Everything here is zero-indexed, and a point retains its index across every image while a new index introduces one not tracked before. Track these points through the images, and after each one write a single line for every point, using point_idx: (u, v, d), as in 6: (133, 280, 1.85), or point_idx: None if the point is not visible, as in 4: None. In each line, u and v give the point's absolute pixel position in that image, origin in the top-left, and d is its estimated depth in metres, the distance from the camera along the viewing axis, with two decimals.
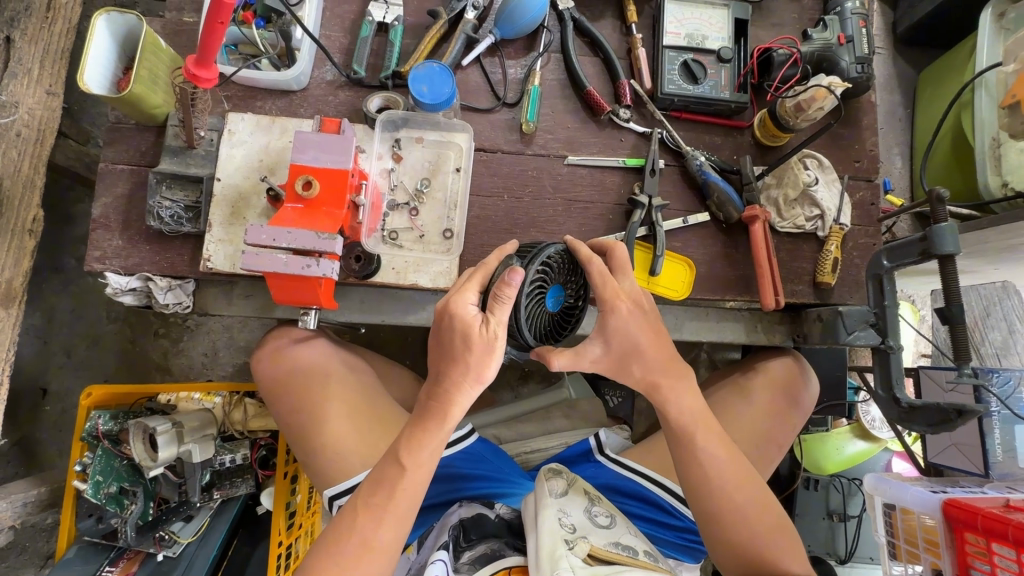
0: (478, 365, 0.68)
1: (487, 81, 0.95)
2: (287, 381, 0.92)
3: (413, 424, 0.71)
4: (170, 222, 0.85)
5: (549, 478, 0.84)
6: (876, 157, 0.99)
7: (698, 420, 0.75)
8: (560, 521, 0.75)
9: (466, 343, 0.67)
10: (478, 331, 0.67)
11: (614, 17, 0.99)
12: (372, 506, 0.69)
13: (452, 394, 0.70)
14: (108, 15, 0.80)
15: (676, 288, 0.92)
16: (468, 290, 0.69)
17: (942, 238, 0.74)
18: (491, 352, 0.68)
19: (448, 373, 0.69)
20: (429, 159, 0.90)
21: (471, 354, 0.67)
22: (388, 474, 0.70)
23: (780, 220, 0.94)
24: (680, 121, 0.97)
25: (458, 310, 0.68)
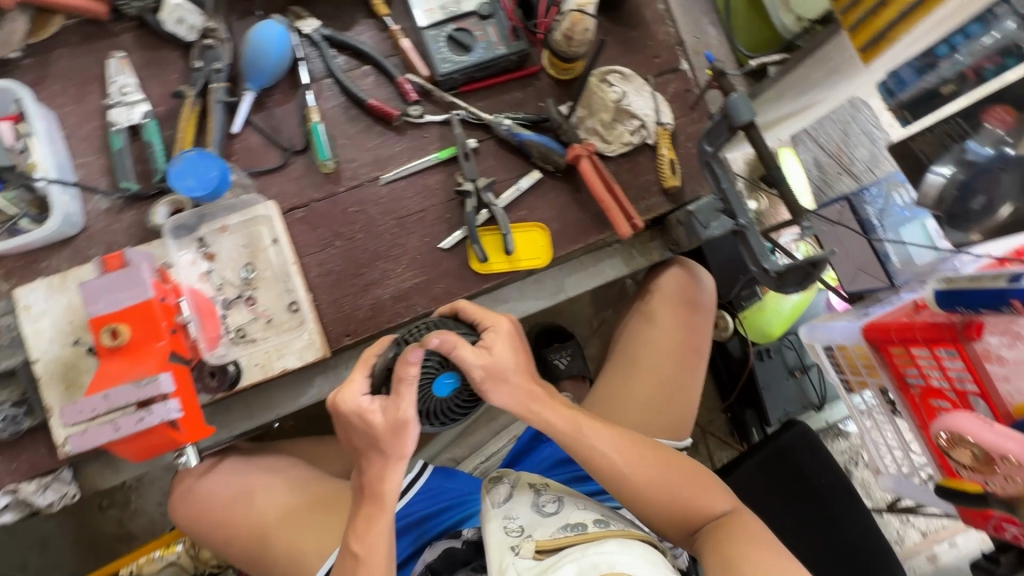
0: (393, 447, 0.69)
1: (267, 138, 0.89)
2: (209, 513, 0.88)
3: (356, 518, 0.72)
4: (7, 426, 0.79)
5: (492, 488, 0.85)
6: (672, 46, 0.97)
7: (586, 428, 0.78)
8: (508, 529, 0.78)
9: (374, 433, 0.68)
10: (383, 422, 0.67)
11: (367, 18, 0.93)
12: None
13: (382, 476, 0.70)
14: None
15: (537, 256, 0.90)
16: (356, 382, 0.68)
17: (737, 109, 0.74)
18: (405, 429, 0.67)
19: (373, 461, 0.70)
20: (243, 242, 0.85)
21: (384, 440, 0.68)
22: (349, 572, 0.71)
23: (607, 146, 0.93)
24: (473, 93, 0.93)
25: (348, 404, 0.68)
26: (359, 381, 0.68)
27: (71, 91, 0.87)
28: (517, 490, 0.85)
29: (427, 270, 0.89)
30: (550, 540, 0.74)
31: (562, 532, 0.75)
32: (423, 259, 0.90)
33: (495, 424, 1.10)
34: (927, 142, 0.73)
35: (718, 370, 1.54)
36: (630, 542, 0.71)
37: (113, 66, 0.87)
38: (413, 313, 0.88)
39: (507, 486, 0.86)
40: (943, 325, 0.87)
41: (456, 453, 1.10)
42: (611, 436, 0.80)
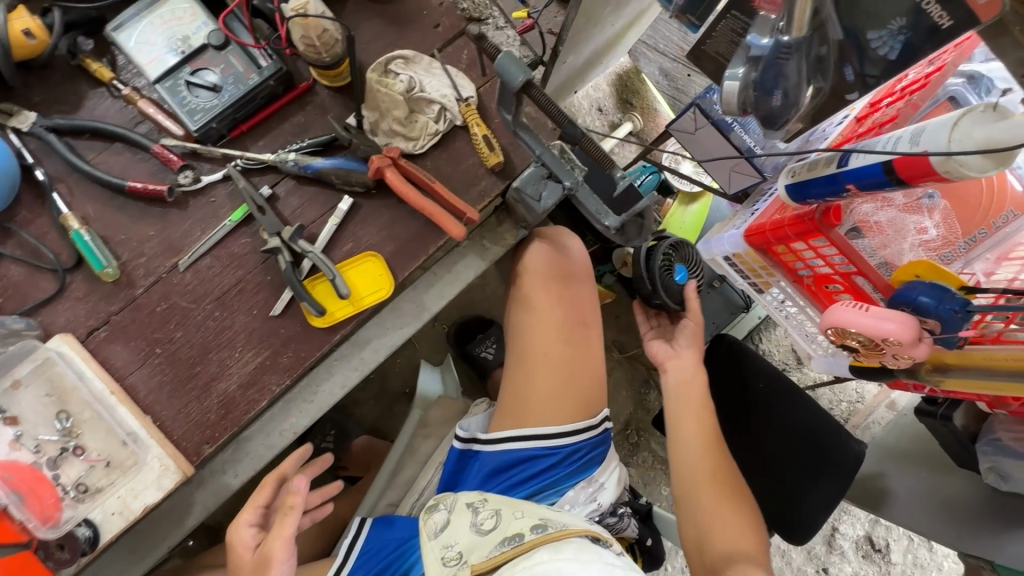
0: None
1: (30, 264, 0.76)
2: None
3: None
4: None
5: (429, 516, 0.85)
6: (451, 7, 0.87)
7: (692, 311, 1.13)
8: (447, 559, 0.78)
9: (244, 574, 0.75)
10: (252, 560, 0.76)
11: (94, 88, 0.80)
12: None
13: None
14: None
15: (379, 286, 0.82)
16: (247, 514, 0.79)
17: (510, 72, 0.65)
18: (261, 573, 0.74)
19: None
20: (46, 391, 0.75)
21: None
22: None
23: (414, 143, 0.83)
24: (247, 135, 0.81)
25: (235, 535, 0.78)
26: (251, 514, 0.79)
27: None
28: (454, 515, 0.84)
29: (267, 344, 0.81)
30: (484, 561, 0.76)
31: (499, 549, 0.77)
32: (259, 333, 0.80)
33: (421, 455, 1.05)
34: (717, 43, 0.73)
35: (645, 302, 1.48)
36: (562, 544, 0.74)
37: None
38: (268, 394, 0.80)
39: (444, 512, 0.85)
40: (806, 216, 0.83)
41: (393, 499, 1.05)
42: (688, 335, 1.11)
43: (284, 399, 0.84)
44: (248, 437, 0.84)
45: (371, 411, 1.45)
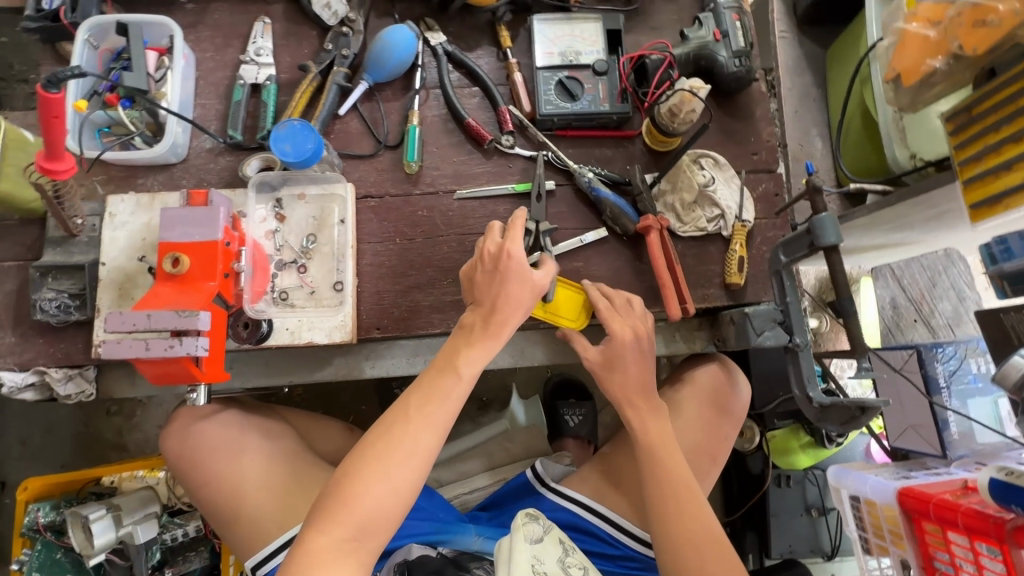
0: (516, 304, 0.75)
1: (366, 127, 0.94)
2: (200, 456, 0.89)
3: (427, 381, 0.71)
4: (56, 313, 0.84)
5: (527, 521, 0.79)
6: (774, 148, 0.97)
7: (609, 347, 0.83)
8: (534, 568, 0.72)
9: (522, 293, 0.76)
10: (529, 283, 0.77)
11: (490, 45, 0.98)
12: (333, 505, 0.64)
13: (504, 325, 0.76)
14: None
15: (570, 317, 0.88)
16: (509, 237, 0.78)
17: (823, 227, 0.72)
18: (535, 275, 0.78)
19: (492, 318, 0.75)
20: (313, 214, 0.89)
21: (519, 312, 0.77)
22: (398, 463, 0.66)
23: (680, 225, 0.92)
24: (566, 140, 0.95)
25: (519, 263, 0.77)
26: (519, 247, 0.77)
27: (215, 41, 0.96)
28: (547, 539, 0.78)
29: None
30: None
31: None
32: None
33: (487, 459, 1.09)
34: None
35: (729, 481, 1.43)
36: None
37: (258, 30, 0.95)
38: (445, 327, 0.89)
39: (540, 527, 0.79)
40: (991, 519, 0.79)
41: (441, 475, 1.09)
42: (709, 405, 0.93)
43: (446, 338, 0.93)
44: (403, 345, 0.93)
45: None
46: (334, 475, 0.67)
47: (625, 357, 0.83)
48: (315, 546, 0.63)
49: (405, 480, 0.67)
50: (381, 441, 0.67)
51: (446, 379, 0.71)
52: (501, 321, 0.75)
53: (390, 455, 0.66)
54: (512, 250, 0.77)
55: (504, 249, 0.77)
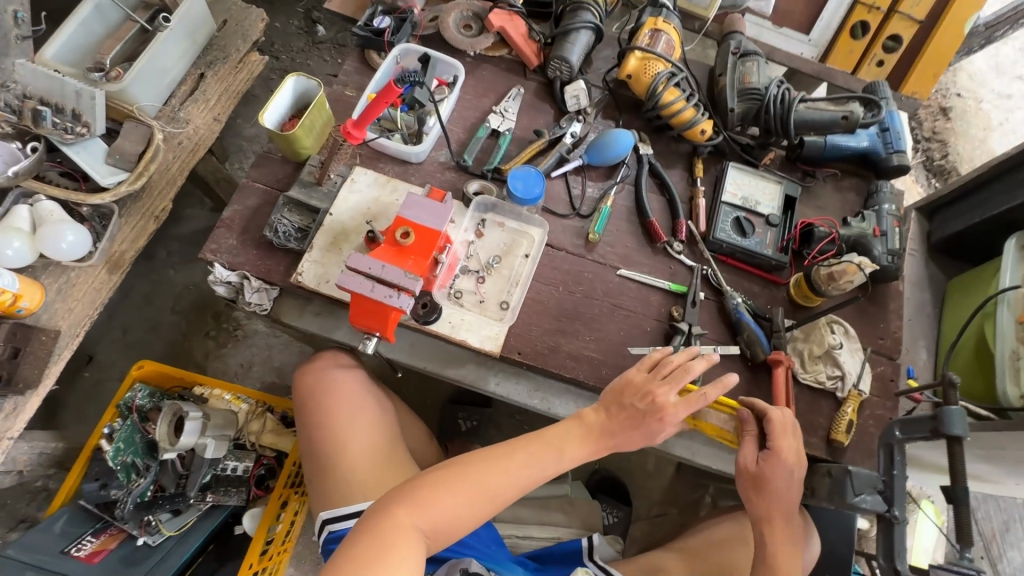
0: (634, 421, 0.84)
1: (568, 193, 1.12)
2: (319, 397, 1.00)
3: (537, 438, 0.84)
4: (282, 237, 1.01)
5: None
6: (899, 339, 1.08)
7: (770, 460, 0.89)
8: None
9: (666, 424, 0.84)
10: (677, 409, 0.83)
11: (684, 170, 1.18)
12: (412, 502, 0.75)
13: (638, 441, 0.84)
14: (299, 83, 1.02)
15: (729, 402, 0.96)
16: (664, 383, 0.83)
17: (951, 420, 0.80)
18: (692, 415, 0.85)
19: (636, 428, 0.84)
20: (506, 241, 1.05)
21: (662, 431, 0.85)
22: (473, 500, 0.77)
23: (802, 371, 1.02)
24: (724, 264, 1.09)
25: (669, 405, 0.83)
26: (671, 388, 0.83)
27: (478, 89, 1.19)
28: None
29: (606, 354, 1.01)
30: None
31: None
32: (610, 345, 1.02)
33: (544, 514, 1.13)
34: None
35: None
36: None
37: (513, 94, 1.18)
38: (574, 374, 0.99)
39: None
40: None
41: (497, 511, 1.13)
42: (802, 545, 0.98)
43: (568, 385, 1.02)
44: (528, 376, 1.03)
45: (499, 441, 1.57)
46: (421, 477, 0.78)
47: (773, 484, 0.89)
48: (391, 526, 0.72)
49: (467, 515, 0.77)
50: (469, 476, 0.78)
51: (541, 453, 0.82)
52: (644, 435, 0.84)
53: (467, 491, 0.78)
54: (667, 398, 0.83)
55: (654, 389, 0.83)
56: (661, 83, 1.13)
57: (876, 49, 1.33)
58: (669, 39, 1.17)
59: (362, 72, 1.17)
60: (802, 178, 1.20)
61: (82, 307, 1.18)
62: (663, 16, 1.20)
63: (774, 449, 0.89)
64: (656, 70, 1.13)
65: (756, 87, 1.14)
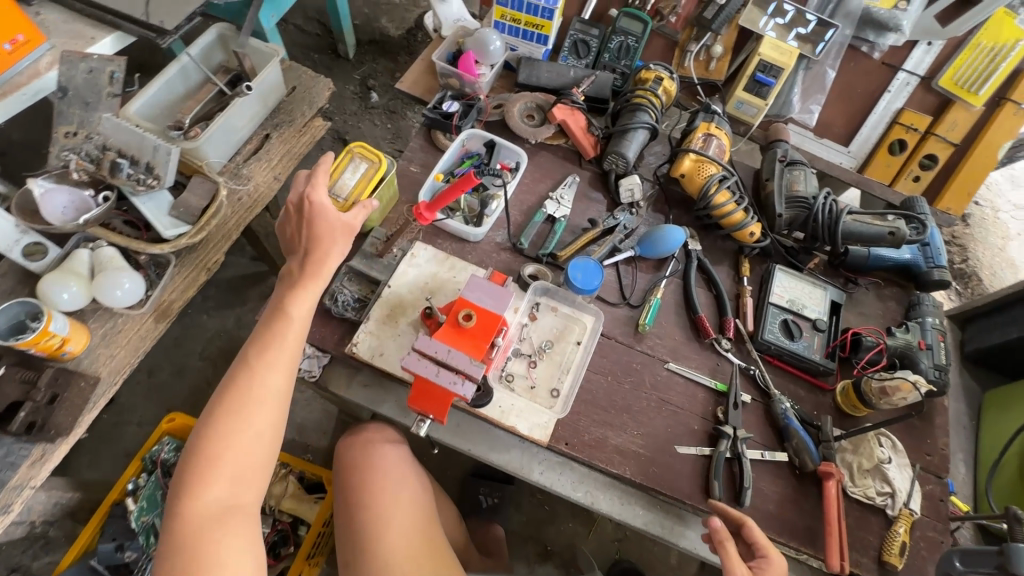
0: (334, 226, 0.92)
1: (619, 282, 1.14)
2: (346, 458, 1.01)
3: (261, 335, 0.86)
4: (340, 306, 1.02)
5: None
6: (946, 457, 1.06)
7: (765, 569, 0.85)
8: None
9: (333, 229, 0.91)
10: (342, 222, 0.93)
11: (730, 268, 1.21)
12: (233, 409, 0.80)
13: (311, 279, 0.89)
14: (373, 164, 1.07)
15: (373, 152, 1.07)
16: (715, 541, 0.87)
17: (1020, 558, 0.78)
18: (349, 237, 0.93)
19: (313, 274, 0.89)
20: (558, 326, 1.06)
21: (338, 240, 0.92)
22: (236, 405, 0.81)
23: (851, 484, 1.00)
24: (771, 365, 1.10)
25: (316, 205, 0.92)
26: (321, 184, 0.94)
27: (536, 174, 1.24)
28: None
29: (654, 451, 1.00)
30: None
31: None
32: (658, 441, 1.01)
33: None
34: None
35: None
36: None
37: (569, 181, 1.24)
38: (621, 470, 0.97)
39: None
40: None
41: None
42: None
43: (612, 479, 1.01)
44: (572, 466, 1.02)
45: (519, 521, 1.51)
46: (218, 386, 0.83)
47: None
48: (220, 431, 0.79)
49: (276, 422, 0.83)
50: (262, 392, 0.82)
51: (274, 326, 0.86)
52: (322, 257, 0.90)
53: (277, 403, 0.84)
54: (315, 194, 0.92)
55: (313, 188, 0.93)
56: (713, 185, 1.18)
57: (913, 165, 1.40)
58: (721, 144, 1.24)
59: (427, 150, 1.23)
60: (844, 283, 1.23)
61: (124, 354, 1.17)
62: (714, 121, 1.27)
63: (767, 558, 0.87)
64: (709, 172, 1.19)
65: (804, 196, 1.20)
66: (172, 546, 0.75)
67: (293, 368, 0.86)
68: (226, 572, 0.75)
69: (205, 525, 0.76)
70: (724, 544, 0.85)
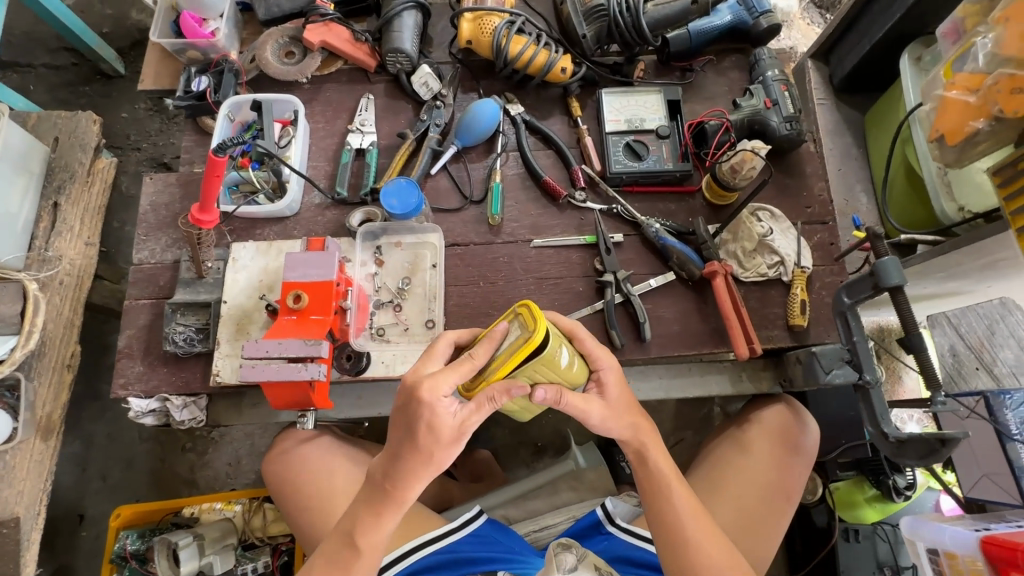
0: (430, 424, 0.68)
1: (454, 184, 1.06)
2: (271, 471, 0.99)
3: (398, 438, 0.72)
4: (184, 345, 0.95)
5: (560, 552, 0.87)
6: (826, 201, 1.04)
7: (603, 390, 0.78)
8: None
9: (439, 441, 0.69)
10: (451, 428, 0.68)
11: (562, 114, 1.11)
12: (342, 564, 0.76)
13: (407, 482, 0.72)
14: (526, 338, 0.68)
15: (533, 319, 0.68)
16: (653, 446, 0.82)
17: (887, 271, 0.77)
18: (461, 441, 0.70)
19: (416, 466, 0.70)
20: (409, 259, 1.00)
21: (444, 450, 0.70)
22: (344, 556, 0.76)
23: (742, 271, 0.99)
24: (632, 195, 1.05)
25: (435, 406, 0.67)
26: (449, 382, 0.68)
27: (326, 114, 1.11)
28: (581, 568, 0.86)
29: None
30: None
31: None
32: None
33: (557, 498, 1.12)
34: None
35: (793, 537, 1.39)
36: None
37: (364, 103, 1.11)
38: None
39: (573, 557, 0.87)
40: None
41: (510, 513, 1.13)
42: (782, 441, 0.97)
43: None
44: None
45: (503, 436, 1.55)
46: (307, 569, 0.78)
47: (621, 400, 0.78)
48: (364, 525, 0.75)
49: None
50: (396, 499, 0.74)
51: (388, 496, 0.74)
52: (409, 414, 0.68)
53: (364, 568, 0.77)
54: (437, 396, 0.67)
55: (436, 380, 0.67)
56: (503, 36, 1.05)
57: None
58: None
59: (203, 143, 1.10)
60: (681, 76, 1.14)
61: (32, 484, 1.12)
62: None
63: (598, 371, 0.78)
64: (493, 25, 1.05)
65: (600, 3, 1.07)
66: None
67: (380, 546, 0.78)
68: None
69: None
70: (565, 400, 0.71)
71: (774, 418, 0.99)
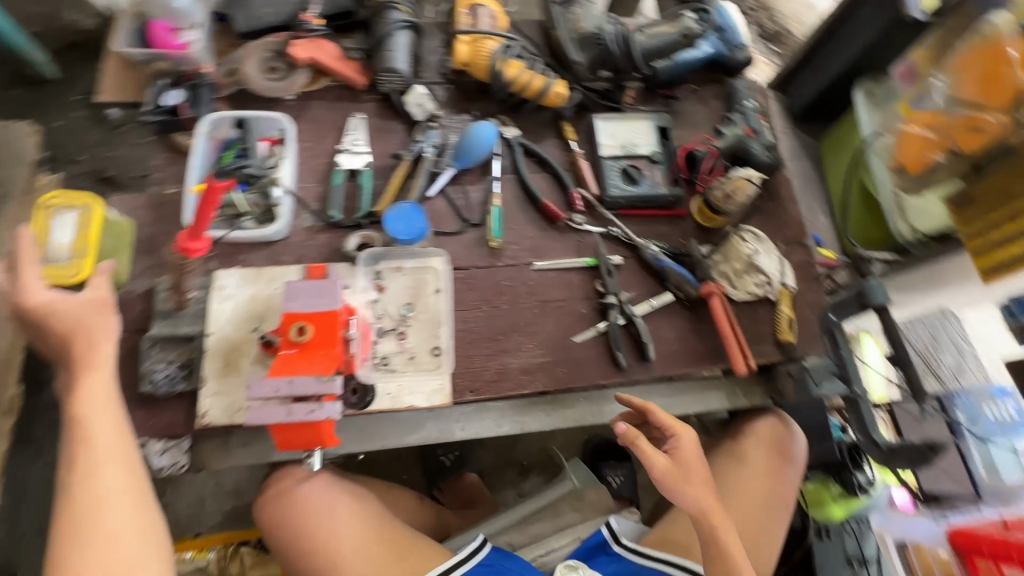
0: (78, 323, 0.78)
1: (452, 207, 1.04)
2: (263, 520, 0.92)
3: (70, 329, 0.78)
4: (165, 384, 0.87)
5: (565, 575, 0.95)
6: (802, 223, 1.12)
7: (677, 451, 0.89)
8: None
9: (85, 317, 0.78)
10: (83, 300, 0.79)
11: (556, 138, 1.13)
12: (67, 464, 0.73)
13: (83, 382, 0.76)
14: (88, 210, 0.90)
15: (78, 196, 0.90)
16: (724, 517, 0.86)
17: (873, 291, 0.85)
18: (110, 309, 0.81)
19: (80, 364, 0.77)
20: (411, 284, 0.97)
21: (98, 322, 0.79)
22: (71, 455, 0.73)
23: (734, 290, 1.04)
24: (628, 218, 1.08)
25: (32, 293, 0.77)
26: (37, 277, 0.78)
27: (314, 132, 1.06)
28: None
29: (554, 353, 0.98)
30: None
31: None
32: (555, 343, 0.98)
33: (558, 520, 1.13)
34: None
35: None
36: None
37: (354, 123, 1.07)
38: (533, 388, 0.95)
39: None
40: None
41: (513, 540, 1.11)
42: (776, 451, 1.04)
43: (530, 398, 1.00)
44: (489, 405, 0.99)
45: (489, 457, 1.52)
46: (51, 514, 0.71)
47: (695, 467, 0.87)
48: (78, 412, 0.75)
49: (129, 472, 0.74)
50: (97, 357, 0.78)
51: (77, 365, 0.77)
52: (75, 332, 0.77)
53: (124, 460, 0.74)
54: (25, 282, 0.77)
55: (20, 284, 0.77)
56: (500, 60, 1.05)
57: None
58: (490, 11, 1.09)
59: (176, 161, 1.01)
60: (666, 103, 1.19)
61: None
62: None
63: (676, 437, 0.90)
64: (489, 48, 1.05)
65: (592, 31, 1.10)
66: (67, 526, 0.69)
67: (122, 420, 0.77)
68: (129, 468, 0.74)
69: (76, 475, 0.71)
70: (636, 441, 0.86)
71: (768, 428, 1.06)
